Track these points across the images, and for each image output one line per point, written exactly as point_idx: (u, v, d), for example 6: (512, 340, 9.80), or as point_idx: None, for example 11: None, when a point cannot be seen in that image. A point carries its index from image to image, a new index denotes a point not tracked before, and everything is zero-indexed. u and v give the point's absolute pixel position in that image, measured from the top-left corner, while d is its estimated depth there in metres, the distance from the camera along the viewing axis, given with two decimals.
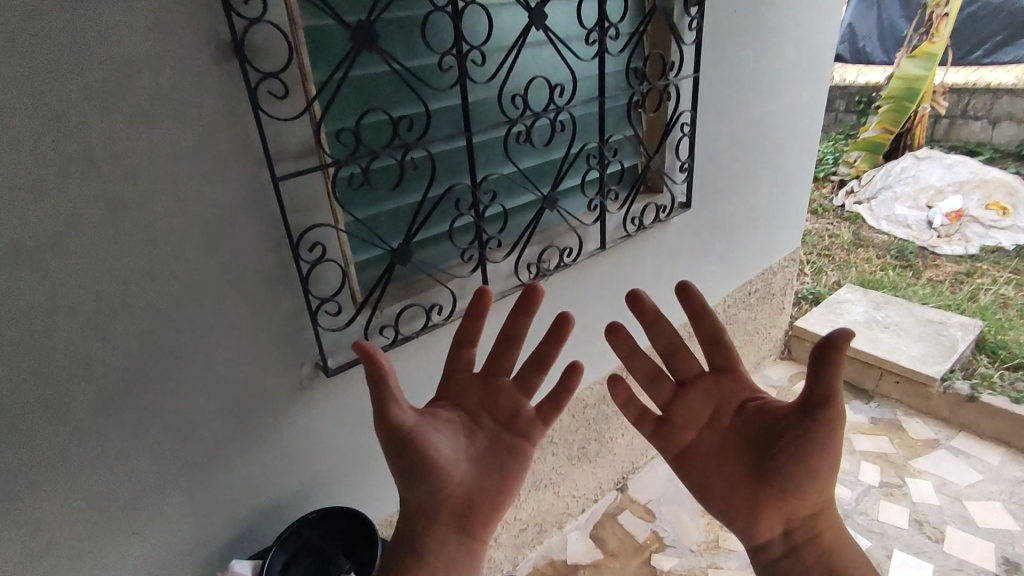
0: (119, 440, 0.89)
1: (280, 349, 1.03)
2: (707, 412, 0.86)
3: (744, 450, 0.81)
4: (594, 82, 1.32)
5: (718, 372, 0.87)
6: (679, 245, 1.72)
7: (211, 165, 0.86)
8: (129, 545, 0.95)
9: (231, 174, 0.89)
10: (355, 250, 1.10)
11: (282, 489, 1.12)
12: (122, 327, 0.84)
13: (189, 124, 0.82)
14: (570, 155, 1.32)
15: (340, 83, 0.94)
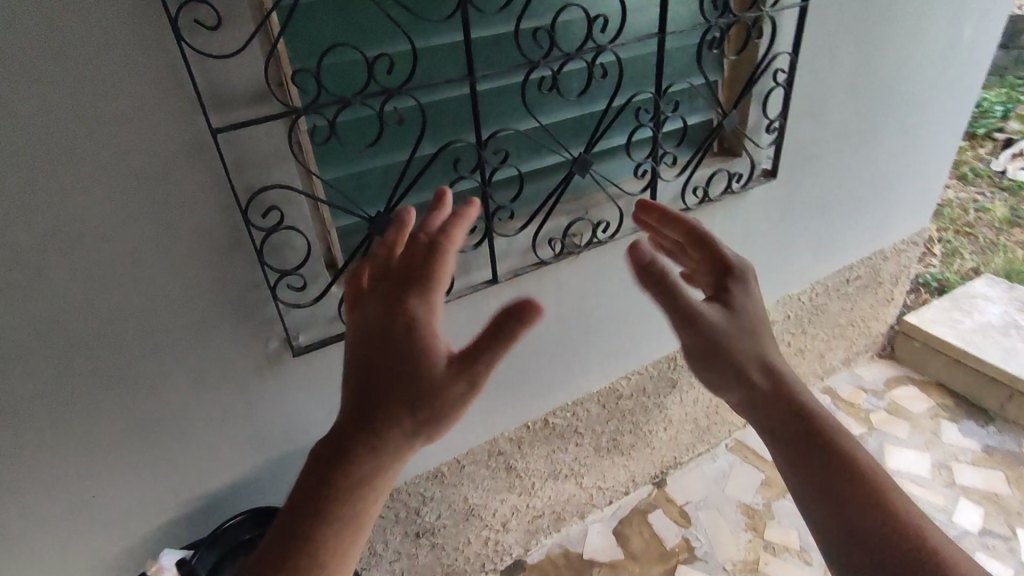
0: (57, 407, 0.84)
1: (239, 323, 0.92)
2: None
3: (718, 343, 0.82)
4: (655, 11, 1.02)
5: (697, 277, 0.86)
6: (759, 224, 1.40)
7: (130, 114, 0.72)
8: (83, 506, 0.93)
9: (158, 125, 0.74)
10: (333, 214, 0.94)
11: (252, 463, 1.06)
12: (42, 295, 0.76)
13: (97, 63, 0.68)
14: (614, 107, 1.05)
15: (292, 12, 0.74)
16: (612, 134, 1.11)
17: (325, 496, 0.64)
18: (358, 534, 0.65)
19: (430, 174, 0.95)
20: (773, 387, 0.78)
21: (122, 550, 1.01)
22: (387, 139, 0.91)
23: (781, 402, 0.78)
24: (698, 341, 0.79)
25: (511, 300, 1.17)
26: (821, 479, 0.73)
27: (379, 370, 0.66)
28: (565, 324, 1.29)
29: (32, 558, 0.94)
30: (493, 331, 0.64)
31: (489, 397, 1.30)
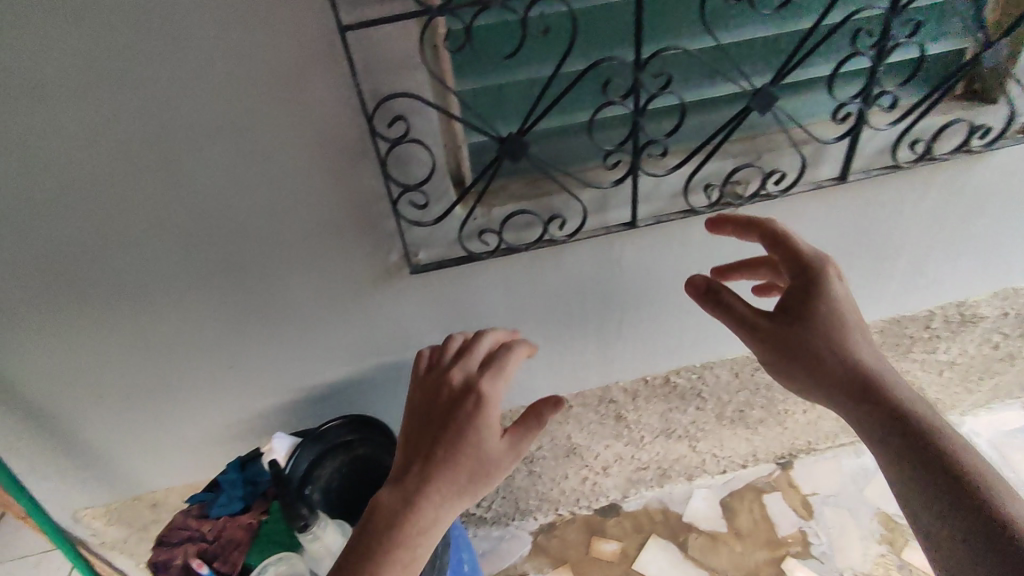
0: (203, 280, 0.94)
1: (360, 234, 0.91)
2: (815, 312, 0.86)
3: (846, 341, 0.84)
4: None
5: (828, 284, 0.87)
6: (988, 196, 1.09)
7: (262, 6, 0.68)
8: (224, 369, 1.06)
9: (288, 19, 0.70)
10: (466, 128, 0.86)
11: (366, 366, 1.10)
12: (189, 180, 0.81)
13: None
14: (823, 26, 0.81)
15: None
16: (816, 62, 0.88)
17: (398, 526, 0.78)
18: (413, 568, 0.77)
19: (574, 94, 0.83)
20: (874, 371, 0.83)
21: (252, 416, 1.13)
22: (535, 46, 0.80)
23: (885, 385, 0.81)
24: (803, 325, 0.85)
25: (650, 246, 1.04)
26: (931, 451, 0.74)
27: (442, 439, 0.83)
28: (707, 282, 1.14)
29: (186, 404, 1.09)
30: (530, 422, 0.84)
31: (609, 345, 1.21)
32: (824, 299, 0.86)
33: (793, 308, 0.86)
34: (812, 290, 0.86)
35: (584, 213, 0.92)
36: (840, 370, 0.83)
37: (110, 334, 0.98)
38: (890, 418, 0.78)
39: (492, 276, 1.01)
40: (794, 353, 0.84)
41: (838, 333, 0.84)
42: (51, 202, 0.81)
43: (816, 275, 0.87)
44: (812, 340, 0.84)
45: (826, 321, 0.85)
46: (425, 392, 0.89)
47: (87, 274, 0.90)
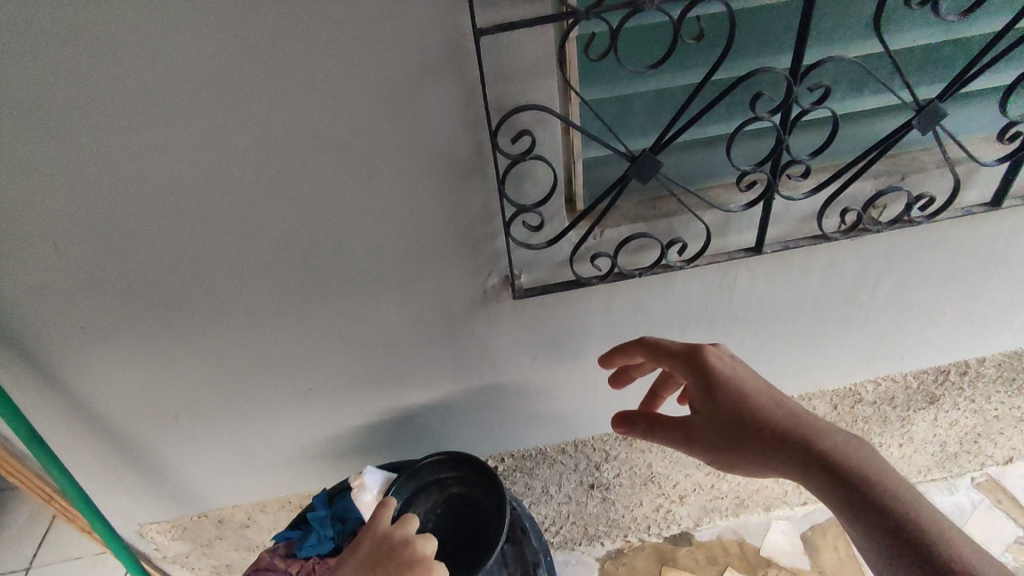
0: (289, 303, 0.86)
1: (464, 256, 0.84)
2: (714, 404, 0.77)
3: (758, 420, 0.74)
4: None
5: (715, 368, 0.79)
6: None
7: (389, 6, 0.60)
8: (302, 394, 0.98)
9: (417, 21, 0.62)
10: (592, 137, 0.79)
11: (451, 391, 1.02)
12: (288, 196, 0.74)
13: None
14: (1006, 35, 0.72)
15: None
16: (988, 73, 0.78)
17: None
18: None
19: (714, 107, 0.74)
20: (799, 427, 0.73)
21: (327, 439, 1.06)
22: (677, 53, 0.72)
23: (813, 439, 0.72)
24: (714, 420, 0.77)
25: (767, 273, 0.95)
26: (897, 521, 0.64)
27: None
28: (822, 312, 1.04)
29: (257, 427, 1.02)
30: None
31: None
32: (717, 385, 0.77)
33: (696, 407, 0.79)
34: (704, 380, 0.79)
35: (707, 237, 0.83)
36: (773, 454, 0.73)
37: (186, 358, 0.90)
38: (841, 492, 0.68)
39: (597, 302, 0.93)
40: (725, 452, 0.75)
41: (746, 414, 0.75)
42: (139, 217, 0.73)
43: (700, 361, 0.80)
44: (733, 428, 0.75)
45: (731, 406, 0.76)
46: (375, 557, 0.67)
47: (164, 295, 0.82)
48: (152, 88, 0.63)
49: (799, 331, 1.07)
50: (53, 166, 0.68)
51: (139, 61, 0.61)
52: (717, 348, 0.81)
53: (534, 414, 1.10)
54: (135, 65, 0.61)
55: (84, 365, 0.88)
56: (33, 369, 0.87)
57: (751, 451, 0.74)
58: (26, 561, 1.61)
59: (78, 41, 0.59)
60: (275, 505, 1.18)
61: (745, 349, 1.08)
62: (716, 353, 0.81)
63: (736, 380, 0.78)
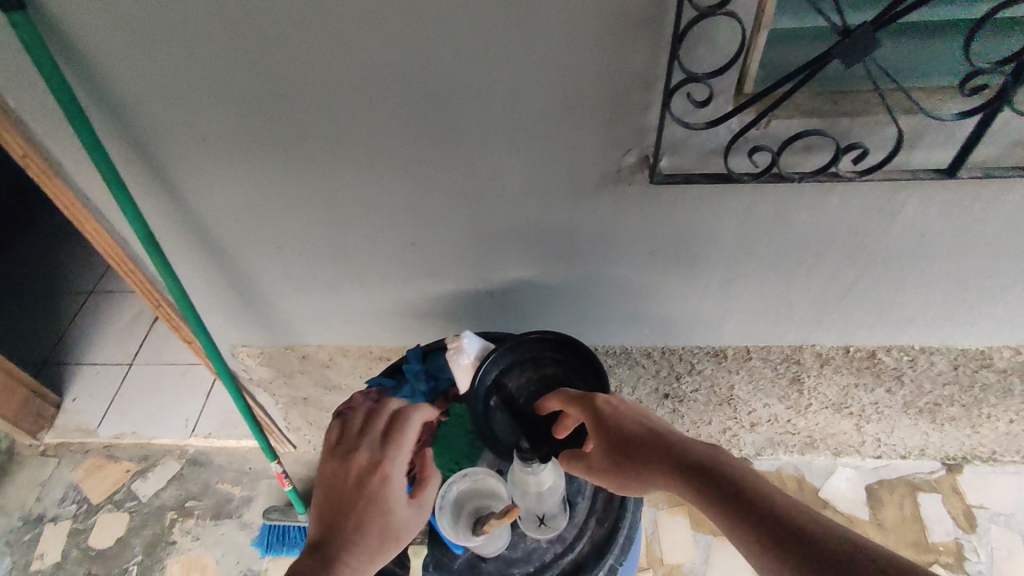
0: (409, 148, 0.80)
1: (607, 123, 0.74)
2: (603, 443, 0.68)
3: (640, 455, 0.64)
4: None
5: (604, 410, 0.70)
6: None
7: None
8: (405, 248, 0.96)
9: None
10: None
11: (553, 273, 0.97)
12: (433, 25, 0.66)
13: None
14: None
15: None
16: None
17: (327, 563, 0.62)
18: None
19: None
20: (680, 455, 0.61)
21: (420, 297, 1.06)
22: None
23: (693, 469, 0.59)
24: (605, 450, 0.67)
25: (945, 203, 0.81)
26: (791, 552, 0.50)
27: (361, 477, 0.69)
28: (987, 261, 0.90)
29: (355, 274, 1.02)
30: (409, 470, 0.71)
31: (824, 307, 1.02)
32: (599, 407, 0.70)
33: (590, 436, 0.71)
34: (587, 405, 0.71)
35: (898, 146, 0.69)
36: (665, 477, 0.61)
37: (299, 188, 0.87)
38: (730, 522, 0.55)
39: (737, 203, 0.83)
40: (625, 481, 0.65)
41: (635, 441, 0.65)
42: (274, 24, 0.67)
43: (590, 404, 0.71)
44: (625, 451, 0.66)
45: (618, 427, 0.68)
46: (353, 446, 0.72)
47: (286, 120, 0.78)
48: None
49: (951, 277, 0.94)
50: None
51: None
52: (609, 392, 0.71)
53: (631, 312, 1.05)
54: None
55: (202, 179, 0.87)
56: (154, 175, 0.86)
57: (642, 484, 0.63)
58: (130, 357, 1.77)
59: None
60: (358, 352, 1.21)
61: (882, 287, 0.97)
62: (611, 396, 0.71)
63: (623, 418, 0.68)
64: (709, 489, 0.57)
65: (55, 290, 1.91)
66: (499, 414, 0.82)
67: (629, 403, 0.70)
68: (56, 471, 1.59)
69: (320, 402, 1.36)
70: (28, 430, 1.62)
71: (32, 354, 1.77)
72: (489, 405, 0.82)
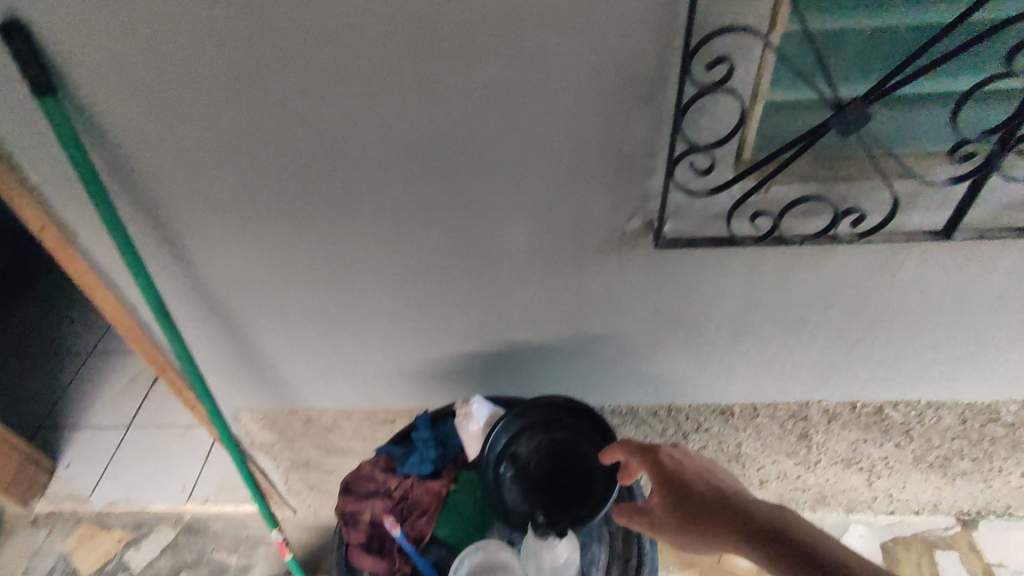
0: (417, 215, 0.82)
1: (611, 191, 0.77)
2: (670, 498, 0.69)
3: (713, 514, 0.66)
4: None
5: (670, 464, 0.71)
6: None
7: None
8: (411, 310, 0.97)
9: None
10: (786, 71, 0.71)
11: (558, 333, 0.98)
12: (444, 102, 0.69)
13: None
14: None
15: None
16: None
17: None
18: None
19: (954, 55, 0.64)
20: (756, 517, 0.64)
21: (426, 358, 1.06)
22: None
23: (770, 531, 0.62)
24: (672, 506, 0.69)
25: (942, 262, 0.83)
26: None
27: None
28: (987, 317, 0.92)
29: (360, 336, 1.02)
30: None
31: (828, 363, 1.02)
32: (664, 462, 0.71)
33: (651, 491, 0.72)
34: (650, 459, 0.73)
35: (894, 210, 0.71)
36: (740, 540, 0.63)
37: (309, 254, 0.89)
38: None
39: (739, 264, 0.84)
40: (692, 539, 0.67)
41: (705, 501, 0.67)
42: (293, 104, 0.70)
43: (654, 457, 0.72)
44: (690, 508, 0.68)
45: (684, 483, 0.70)
46: None
47: (300, 190, 0.80)
48: None
49: (952, 333, 0.95)
50: (221, 38, 0.65)
51: None
52: (673, 445, 0.73)
53: (637, 370, 1.05)
54: None
55: (213, 246, 0.88)
56: (168, 243, 0.88)
57: (712, 543, 0.65)
58: (127, 419, 1.74)
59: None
60: (362, 414, 1.20)
61: (885, 343, 0.97)
62: (674, 450, 0.73)
63: (689, 475, 0.70)
64: (791, 554, 0.60)
65: (55, 350, 1.90)
66: (507, 479, 0.81)
67: (689, 459, 0.72)
68: (46, 541, 1.54)
69: (322, 466, 1.33)
70: (21, 498, 1.57)
71: (28, 418, 1.74)
72: (496, 470, 0.81)
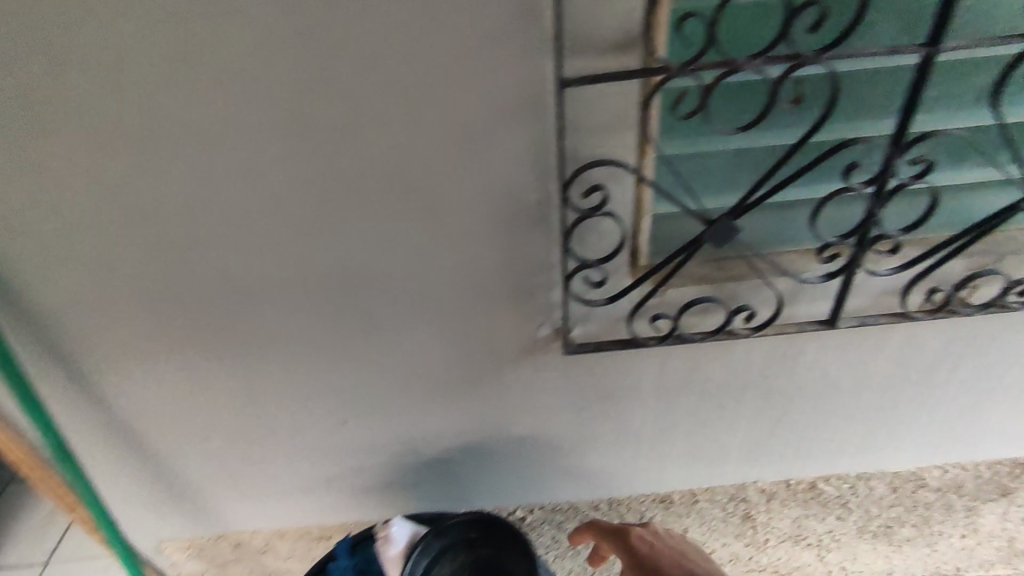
0: (332, 335, 0.83)
1: (517, 302, 0.79)
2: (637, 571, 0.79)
3: None
4: None
5: (639, 540, 0.83)
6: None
7: (468, 57, 0.59)
8: (336, 426, 0.96)
9: (496, 74, 0.60)
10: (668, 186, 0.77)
11: (487, 436, 0.98)
12: (346, 232, 0.72)
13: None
14: None
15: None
16: None
17: None
18: None
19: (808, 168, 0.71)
20: None
21: (357, 471, 1.03)
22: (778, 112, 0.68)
23: None
24: None
25: (838, 345, 0.88)
26: None
27: None
28: (891, 391, 0.96)
29: (286, 455, 1.00)
30: None
31: (756, 446, 1.04)
32: (632, 541, 0.83)
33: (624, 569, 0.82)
34: (621, 539, 0.84)
35: (779, 307, 0.76)
36: None
37: (227, 379, 0.88)
38: None
39: (650, 360, 0.87)
40: None
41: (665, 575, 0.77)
42: (198, 241, 0.72)
43: (624, 537, 0.84)
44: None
45: (649, 559, 0.80)
46: None
47: (210, 319, 0.81)
48: (229, 122, 0.63)
49: (865, 408, 0.99)
50: (122, 187, 0.68)
51: (221, 98, 0.62)
52: (642, 527, 0.85)
53: (572, 467, 1.04)
54: (216, 101, 0.62)
55: (126, 378, 0.86)
56: (76, 378, 0.86)
57: None
58: None
59: (167, 52, 0.59)
60: (296, 533, 1.15)
61: (804, 423, 1.00)
62: (643, 530, 0.85)
63: (655, 550, 0.81)
64: None
65: None
66: None
67: (659, 538, 0.84)
68: None
69: None
70: None
71: None
72: None
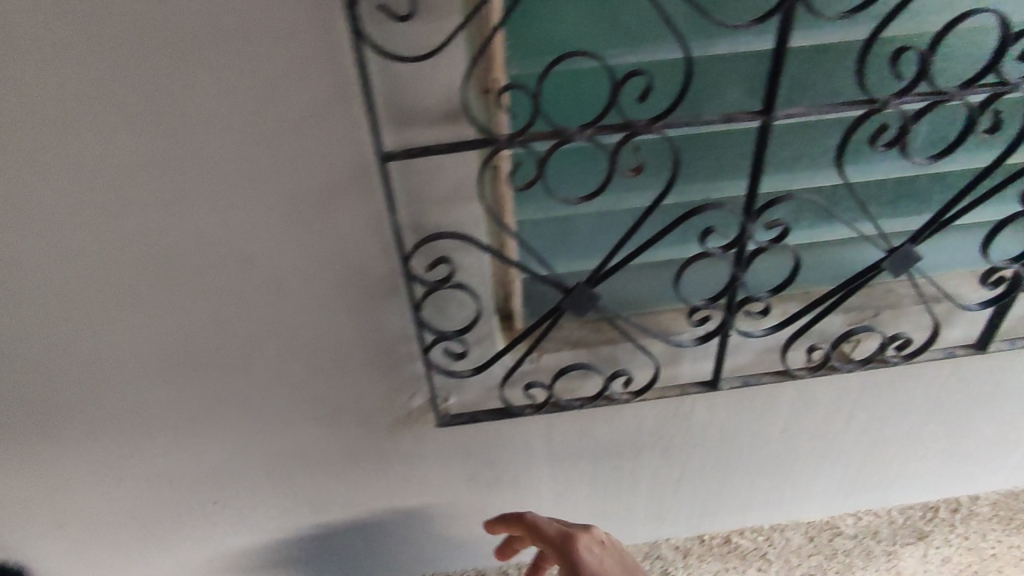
0: (189, 417, 0.77)
1: (385, 374, 0.75)
2: None
3: None
4: None
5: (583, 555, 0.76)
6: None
7: (288, 135, 0.55)
8: (209, 508, 0.88)
9: (320, 150, 0.56)
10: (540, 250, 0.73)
11: (377, 510, 0.92)
12: (185, 313, 0.67)
13: (259, 76, 0.52)
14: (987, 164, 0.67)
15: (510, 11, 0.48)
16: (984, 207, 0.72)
17: None
18: None
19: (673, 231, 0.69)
20: None
21: (239, 553, 0.95)
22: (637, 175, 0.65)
23: None
24: None
25: (729, 403, 0.86)
26: None
27: None
28: (791, 444, 0.94)
29: (158, 540, 0.92)
30: None
31: (663, 504, 1.00)
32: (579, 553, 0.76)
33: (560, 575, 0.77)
34: (566, 547, 0.77)
35: (655, 371, 0.74)
36: None
37: (77, 467, 0.80)
38: None
39: (536, 426, 0.83)
40: None
41: None
42: (19, 328, 0.66)
43: (571, 549, 0.76)
44: None
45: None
46: None
47: (48, 405, 0.73)
48: (33, 206, 0.57)
49: (768, 462, 0.97)
50: None
51: (21, 182, 0.56)
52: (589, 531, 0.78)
53: (473, 535, 0.99)
54: (15, 185, 0.56)
55: None
56: None
57: None
58: None
59: None
60: None
61: (709, 479, 0.97)
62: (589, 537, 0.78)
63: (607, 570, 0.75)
64: None
65: None
66: None
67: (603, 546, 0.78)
68: None
69: None
70: None
71: None
72: None
